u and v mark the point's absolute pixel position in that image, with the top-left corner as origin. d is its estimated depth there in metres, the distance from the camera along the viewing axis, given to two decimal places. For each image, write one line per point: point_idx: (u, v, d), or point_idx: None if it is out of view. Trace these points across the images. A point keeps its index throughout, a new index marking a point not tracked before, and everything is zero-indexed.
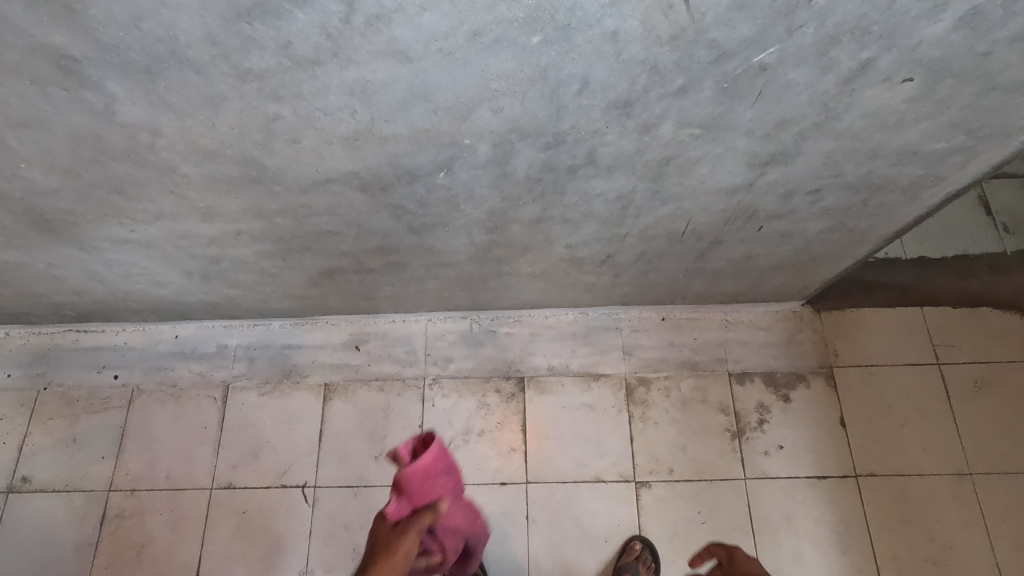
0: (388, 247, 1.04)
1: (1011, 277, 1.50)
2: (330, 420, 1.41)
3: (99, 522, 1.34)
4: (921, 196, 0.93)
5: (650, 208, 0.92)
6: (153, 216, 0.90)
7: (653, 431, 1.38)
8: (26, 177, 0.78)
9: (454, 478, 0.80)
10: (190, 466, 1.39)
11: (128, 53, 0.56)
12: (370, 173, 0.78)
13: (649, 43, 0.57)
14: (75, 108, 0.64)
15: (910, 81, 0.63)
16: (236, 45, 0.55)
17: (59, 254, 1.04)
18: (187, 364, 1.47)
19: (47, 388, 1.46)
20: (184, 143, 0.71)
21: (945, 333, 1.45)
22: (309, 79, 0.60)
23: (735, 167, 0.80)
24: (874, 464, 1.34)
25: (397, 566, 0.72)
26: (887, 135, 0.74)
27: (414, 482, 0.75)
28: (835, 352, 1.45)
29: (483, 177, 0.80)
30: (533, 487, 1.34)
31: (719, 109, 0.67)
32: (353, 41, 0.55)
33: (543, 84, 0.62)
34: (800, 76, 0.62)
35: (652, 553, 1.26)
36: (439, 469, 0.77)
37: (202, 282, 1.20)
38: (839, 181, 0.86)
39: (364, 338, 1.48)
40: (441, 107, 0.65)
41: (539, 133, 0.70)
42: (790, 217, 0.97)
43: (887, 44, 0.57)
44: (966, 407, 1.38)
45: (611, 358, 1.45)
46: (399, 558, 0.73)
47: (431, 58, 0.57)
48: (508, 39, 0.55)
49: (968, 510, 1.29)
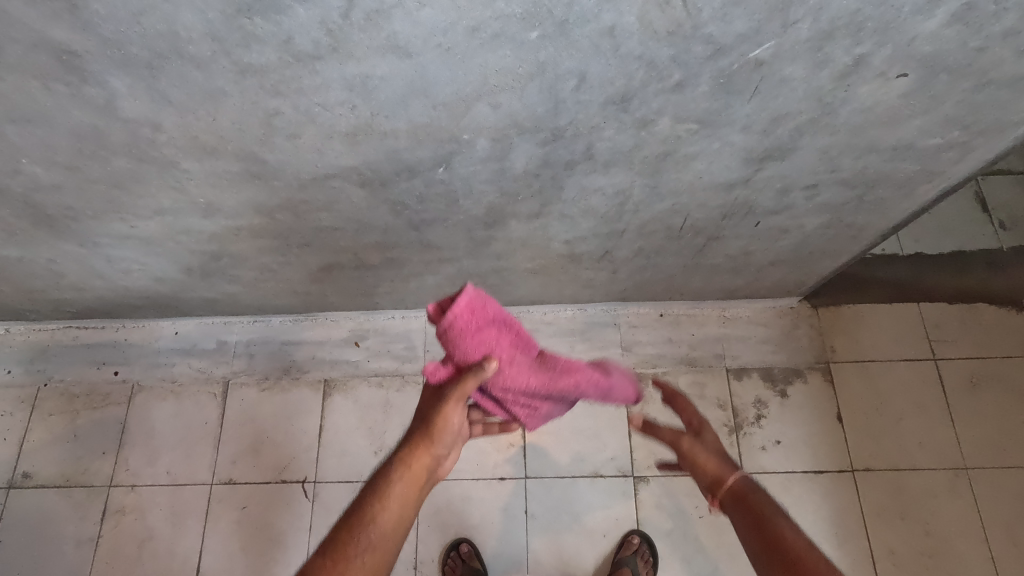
0: (387, 242, 1.05)
1: (1007, 274, 1.50)
2: (330, 416, 1.42)
3: (100, 517, 1.35)
4: (917, 192, 0.94)
5: (648, 204, 0.92)
6: (153, 211, 0.90)
7: (651, 427, 1.39)
8: (27, 173, 0.79)
9: (511, 332, 0.72)
10: (190, 462, 1.39)
11: (129, 48, 0.57)
12: (370, 168, 0.79)
13: (646, 38, 0.57)
14: (77, 103, 0.65)
15: (904, 76, 0.64)
16: (237, 40, 0.56)
17: (60, 249, 1.04)
18: (187, 360, 1.48)
19: (47, 385, 1.47)
20: (184, 139, 0.71)
21: (941, 329, 1.45)
22: (310, 74, 0.60)
23: (732, 162, 0.80)
24: (871, 459, 1.35)
25: (439, 439, 0.75)
26: (882, 130, 0.74)
27: (453, 339, 0.67)
28: (832, 347, 1.45)
29: (482, 173, 0.81)
30: (531, 482, 1.35)
31: (716, 104, 0.67)
32: (353, 36, 0.55)
33: (541, 79, 0.62)
34: (795, 71, 0.62)
35: (650, 547, 1.28)
36: (484, 322, 0.69)
37: (202, 278, 1.21)
38: (835, 177, 0.86)
39: (363, 335, 1.48)
40: (441, 102, 0.65)
41: (538, 128, 0.71)
42: (787, 213, 0.98)
43: (881, 39, 0.58)
44: (962, 401, 1.39)
45: (610, 354, 1.45)
46: (441, 431, 0.74)
47: (430, 53, 0.58)
48: (507, 34, 0.56)
49: (963, 504, 1.30)
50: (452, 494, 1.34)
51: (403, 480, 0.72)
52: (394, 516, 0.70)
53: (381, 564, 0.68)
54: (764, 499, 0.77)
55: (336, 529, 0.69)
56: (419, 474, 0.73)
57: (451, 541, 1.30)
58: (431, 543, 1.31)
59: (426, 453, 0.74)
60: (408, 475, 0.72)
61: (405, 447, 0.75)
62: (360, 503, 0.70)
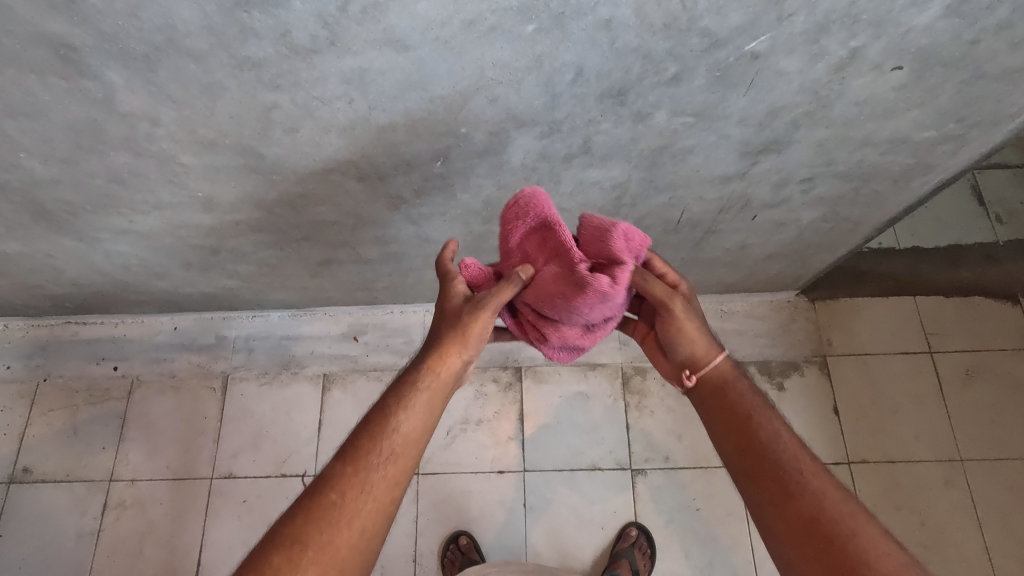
0: (385, 237, 1.05)
1: (1002, 266, 1.51)
2: (329, 411, 1.42)
3: (100, 511, 1.36)
4: (913, 185, 0.94)
5: (645, 197, 0.93)
6: (152, 206, 0.91)
7: (649, 420, 1.39)
8: (25, 167, 0.79)
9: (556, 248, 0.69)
10: (190, 456, 1.40)
11: (127, 41, 0.57)
12: (368, 162, 0.79)
13: (642, 31, 0.57)
14: (75, 96, 0.65)
15: (899, 69, 0.64)
16: (235, 34, 0.56)
17: (58, 244, 1.04)
18: (186, 355, 1.48)
19: (47, 380, 1.47)
20: (182, 132, 0.71)
21: (937, 322, 1.46)
22: (307, 68, 0.61)
23: (728, 155, 0.81)
24: (866, 451, 1.36)
25: (472, 342, 0.72)
26: (877, 123, 0.75)
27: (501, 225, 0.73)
28: (829, 341, 1.46)
29: (479, 166, 0.81)
30: (530, 475, 1.35)
31: (712, 97, 0.68)
32: (350, 29, 0.56)
33: (538, 72, 0.63)
34: (791, 64, 0.63)
35: (648, 539, 1.29)
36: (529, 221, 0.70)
37: (201, 273, 1.21)
38: (831, 170, 0.87)
39: (362, 329, 1.49)
40: (438, 95, 0.66)
41: (535, 121, 0.71)
42: (784, 206, 0.98)
43: (876, 32, 0.58)
44: (957, 394, 1.39)
45: (608, 347, 1.45)
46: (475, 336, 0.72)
47: (427, 46, 0.58)
48: (503, 27, 0.56)
49: (958, 496, 1.31)
50: (451, 487, 1.35)
51: (429, 389, 0.70)
52: (419, 422, 0.68)
53: (403, 472, 0.66)
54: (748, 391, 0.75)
55: (358, 431, 0.67)
56: (445, 377, 0.71)
57: (451, 533, 1.31)
58: (430, 536, 1.31)
59: (456, 355, 0.72)
60: (435, 378, 0.71)
61: (432, 350, 0.72)
62: (385, 406, 0.68)
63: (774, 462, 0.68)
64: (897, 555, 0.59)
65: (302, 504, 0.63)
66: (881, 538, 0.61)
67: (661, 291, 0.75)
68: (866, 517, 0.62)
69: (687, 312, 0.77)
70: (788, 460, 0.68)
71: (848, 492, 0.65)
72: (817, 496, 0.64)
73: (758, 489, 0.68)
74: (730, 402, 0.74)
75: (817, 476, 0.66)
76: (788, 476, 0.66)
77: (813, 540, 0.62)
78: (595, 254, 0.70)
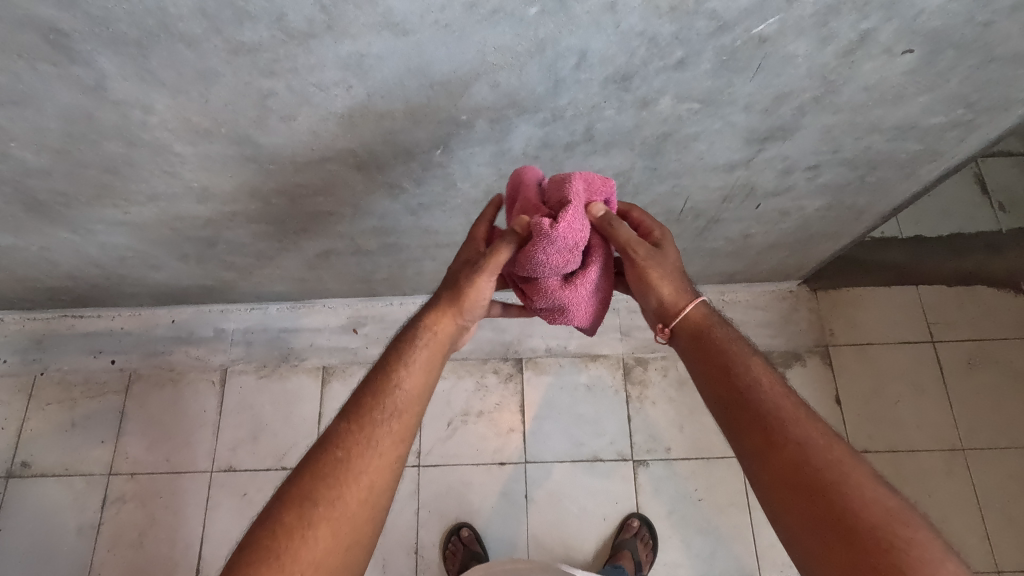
0: (385, 227, 1.04)
1: (1004, 256, 1.49)
2: (329, 403, 1.41)
3: (100, 505, 1.35)
4: (919, 172, 0.93)
5: (647, 185, 0.91)
6: (146, 197, 0.89)
7: (650, 411, 1.38)
8: (16, 157, 0.77)
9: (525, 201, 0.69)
10: (190, 449, 1.39)
11: (118, 26, 0.55)
12: (367, 151, 0.78)
13: (648, 14, 0.56)
14: (65, 83, 0.63)
15: (910, 53, 0.63)
16: (229, 18, 0.54)
17: (52, 236, 1.03)
18: (184, 348, 1.47)
19: (44, 374, 1.46)
20: (177, 121, 0.70)
21: (940, 311, 1.45)
22: (304, 53, 0.59)
23: (733, 142, 0.79)
24: (868, 441, 1.35)
25: (466, 307, 0.74)
26: (886, 109, 0.73)
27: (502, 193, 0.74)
28: (831, 330, 1.45)
29: (480, 154, 0.80)
30: (532, 467, 1.34)
31: (718, 82, 0.66)
32: (347, 12, 0.54)
33: (540, 57, 0.61)
34: (800, 48, 0.61)
35: (650, 530, 1.28)
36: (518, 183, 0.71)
37: (198, 265, 1.20)
38: (837, 157, 0.85)
39: (361, 321, 1.47)
40: (438, 81, 0.64)
41: (537, 108, 0.70)
42: (788, 194, 0.97)
43: (887, 14, 0.57)
44: (959, 383, 1.38)
45: (609, 338, 1.44)
46: (469, 299, 0.73)
47: (427, 30, 0.57)
48: (505, 10, 0.55)
49: (959, 485, 1.30)
50: (452, 479, 1.34)
51: (427, 347, 0.73)
52: (418, 382, 0.70)
53: (406, 430, 0.68)
54: (729, 336, 0.73)
55: (359, 393, 0.69)
56: (442, 341, 0.74)
57: (452, 526, 1.30)
58: (431, 528, 1.30)
59: (450, 318, 0.74)
60: (432, 341, 0.73)
61: (428, 311, 0.75)
62: (382, 369, 0.71)
63: (758, 412, 0.66)
64: (884, 501, 0.58)
65: (308, 462, 0.65)
66: (871, 484, 0.59)
67: (625, 235, 0.71)
68: (852, 462, 0.61)
69: (656, 260, 0.73)
70: (771, 409, 0.66)
71: (834, 435, 0.64)
72: (803, 444, 0.63)
73: (742, 438, 0.66)
74: (709, 348, 0.72)
75: (803, 423, 0.64)
76: (772, 424, 0.65)
77: (798, 490, 0.61)
78: (552, 200, 0.67)
